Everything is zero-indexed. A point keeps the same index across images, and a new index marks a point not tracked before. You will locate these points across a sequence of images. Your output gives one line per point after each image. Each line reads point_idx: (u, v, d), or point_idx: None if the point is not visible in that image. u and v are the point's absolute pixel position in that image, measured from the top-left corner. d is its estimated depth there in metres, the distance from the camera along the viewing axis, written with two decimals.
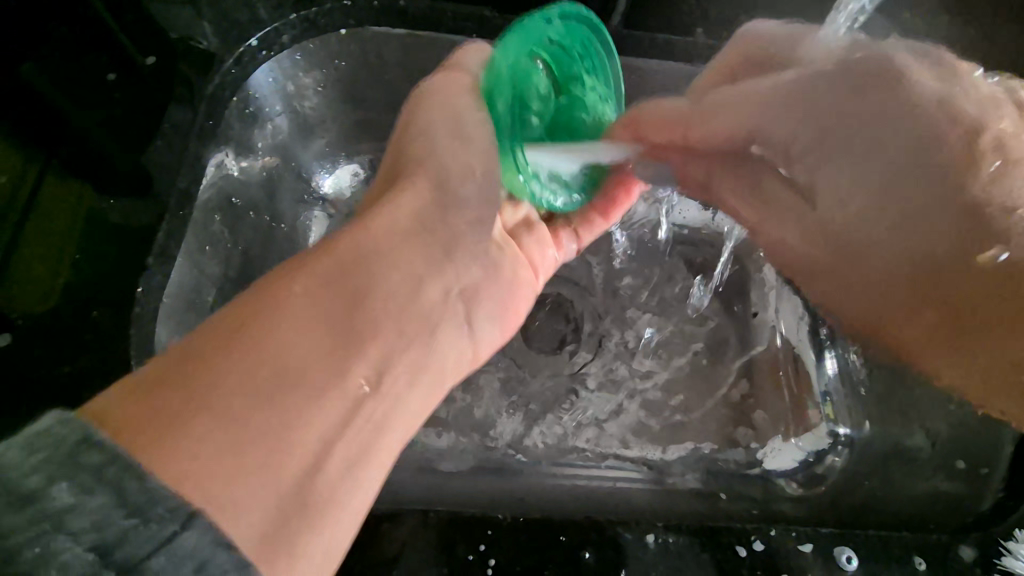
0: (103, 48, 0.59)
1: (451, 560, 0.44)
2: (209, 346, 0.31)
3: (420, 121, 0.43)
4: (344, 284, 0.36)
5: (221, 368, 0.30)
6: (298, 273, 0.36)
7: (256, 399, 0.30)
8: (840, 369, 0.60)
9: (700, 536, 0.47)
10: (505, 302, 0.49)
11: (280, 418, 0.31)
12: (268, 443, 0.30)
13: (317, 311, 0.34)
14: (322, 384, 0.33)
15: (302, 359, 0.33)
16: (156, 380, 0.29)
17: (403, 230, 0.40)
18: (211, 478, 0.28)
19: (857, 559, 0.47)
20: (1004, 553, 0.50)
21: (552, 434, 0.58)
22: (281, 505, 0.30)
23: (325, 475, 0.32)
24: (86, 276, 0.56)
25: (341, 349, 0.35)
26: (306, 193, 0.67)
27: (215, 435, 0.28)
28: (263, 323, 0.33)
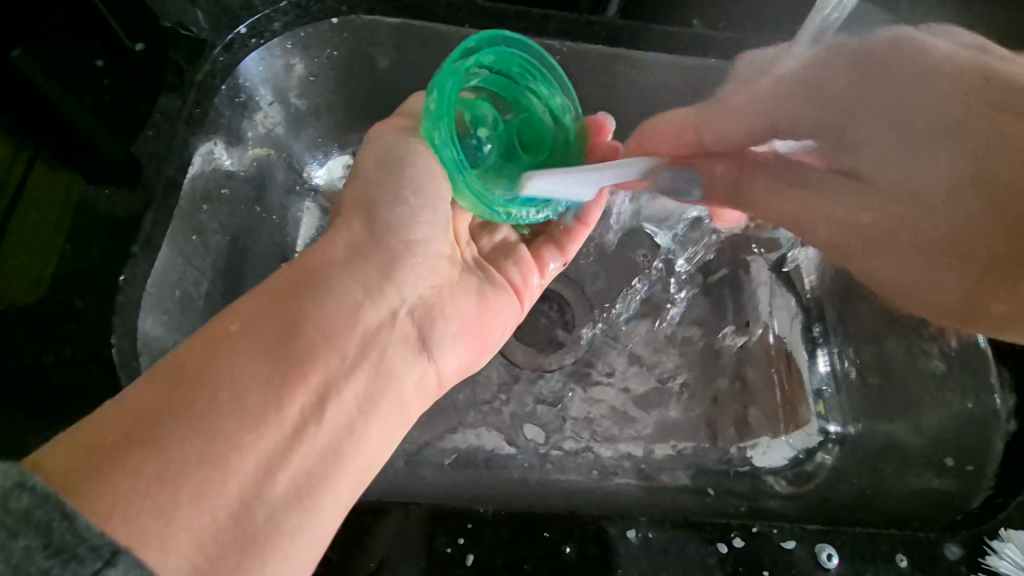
0: (94, 33, 0.57)
1: (430, 552, 0.44)
2: (147, 386, 0.33)
3: (359, 163, 0.47)
4: (280, 321, 0.38)
5: (153, 408, 0.32)
6: (236, 315, 0.38)
7: (188, 434, 0.32)
8: (831, 366, 0.61)
9: (683, 529, 0.46)
10: (469, 320, 0.49)
11: (211, 449, 0.32)
12: (197, 477, 0.31)
13: (253, 349, 0.36)
14: (258, 412, 0.34)
15: (233, 393, 0.34)
16: (97, 424, 0.32)
17: (329, 266, 0.42)
18: (140, 513, 0.29)
19: (839, 557, 0.46)
20: (990, 552, 0.47)
21: (542, 433, 0.58)
22: (214, 539, 0.31)
23: (263, 509, 0.33)
24: (74, 265, 0.56)
25: (276, 380, 0.36)
26: (296, 182, 0.67)
27: (141, 472, 0.30)
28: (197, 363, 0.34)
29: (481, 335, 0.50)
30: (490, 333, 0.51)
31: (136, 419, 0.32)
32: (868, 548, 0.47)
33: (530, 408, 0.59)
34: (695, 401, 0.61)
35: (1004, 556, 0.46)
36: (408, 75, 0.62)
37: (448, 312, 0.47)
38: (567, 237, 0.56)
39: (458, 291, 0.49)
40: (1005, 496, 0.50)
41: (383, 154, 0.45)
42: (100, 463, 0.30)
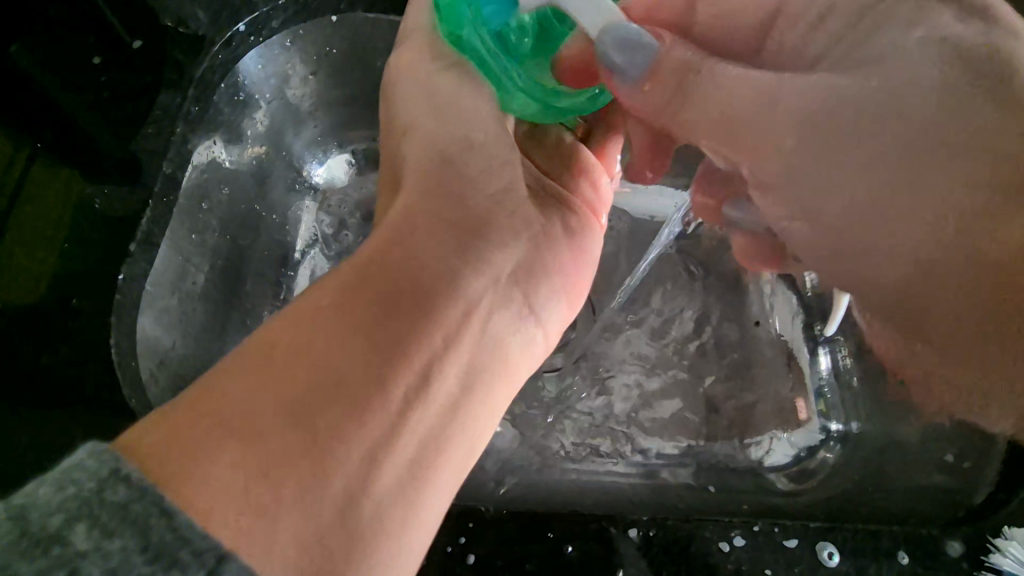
0: (92, 29, 0.58)
1: (430, 550, 0.44)
2: (242, 370, 0.32)
3: (400, 105, 0.43)
4: (376, 297, 0.36)
5: (249, 393, 0.31)
6: (327, 291, 0.36)
7: (288, 429, 0.31)
8: (833, 365, 0.61)
9: (689, 526, 0.46)
10: (568, 275, 0.47)
11: (312, 442, 0.31)
12: (301, 470, 0.30)
13: (349, 334, 0.34)
14: (360, 403, 0.33)
15: (333, 381, 0.33)
16: (197, 408, 0.30)
17: (420, 234, 0.38)
18: (246, 510, 0.28)
19: (840, 555, 0.46)
20: (994, 550, 0.47)
21: (548, 428, 0.59)
22: (322, 538, 0.30)
23: (368, 502, 0.32)
24: (72, 263, 0.55)
25: (375, 367, 0.34)
26: (295, 181, 0.67)
27: (242, 465, 0.29)
28: (293, 355, 0.33)
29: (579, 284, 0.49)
30: (587, 279, 0.50)
31: (234, 404, 0.31)
32: (870, 544, 0.47)
33: (530, 406, 0.60)
34: (694, 399, 0.61)
35: (1008, 554, 0.46)
36: None
37: (550, 266, 0.46)
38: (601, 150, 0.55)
39: (552, 248, 0.46)
40: (1006, 492, 0.50)
41: (436, 98, 0.42)
42: (203, 459, 0.28)
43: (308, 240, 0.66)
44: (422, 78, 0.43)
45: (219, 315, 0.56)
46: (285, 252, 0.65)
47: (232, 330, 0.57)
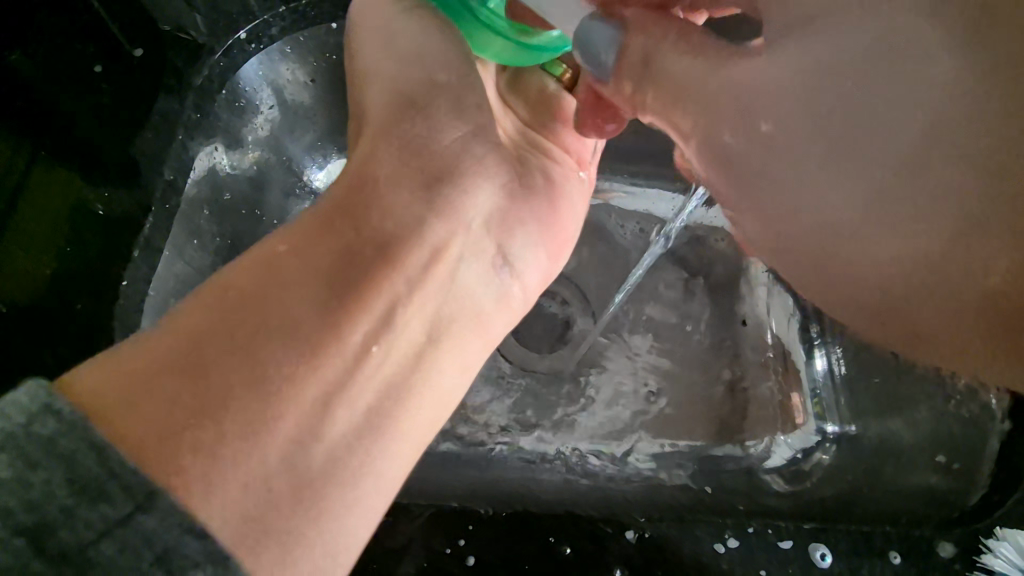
0: (91, 37, 0.58)
1: (430, 552, 0.45)
2: (192, 313, 0.31)
3: (360, 51, 0.42)
4: (333, 241, 0.35)
5: (196, 334, 0.30)
6: (286, 238, 0.35)
7: (237, 372, 0.29)
8: (829, 367, 0.61)
9: (688, 525, 0.48)
10: (548, 223, 0.46)
11: (259, 380, 0.30)
12: (247, 412, 0.29)
13: (305, 277, 0.34)
14: (315, 342, 0.32)
15: (286, 321, 0.32)
16: (142, 351, 0.30)
17: (383, 182, 0.38)
18: (186, 449, 0.27)
19: (832, 557, 0.49)
20: (986, 551, 0.49)
21: (547, 432, 0.58)
22: (270, 485, 0.28)
23: (319, 451, 0.30)
24: (71, 266, 0.56)
25: (331, 306, 0.33)
26: (295, 185, 0.67)
27: (180, 403, 0.28)
28: (242, 300, 0.32)
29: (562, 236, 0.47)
30: (569, 229, 0.48)
31: (180, 343, 0.30)
32: (863, 545, 0.50)
33: (531, 412, 0.60)
34: (697, 405, 0.61)
35: (998, 554, 0.48)
36: None
37: (526, 214, 0.44)
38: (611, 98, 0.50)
39: (534, 193, 0.45)
40: (1001, 493, 0.51)
41: (399, 47, 0.40)
42: (141, 401, 0.27)
43: None
44: (385, 23, 0.41)
45: None
46: None
47: None
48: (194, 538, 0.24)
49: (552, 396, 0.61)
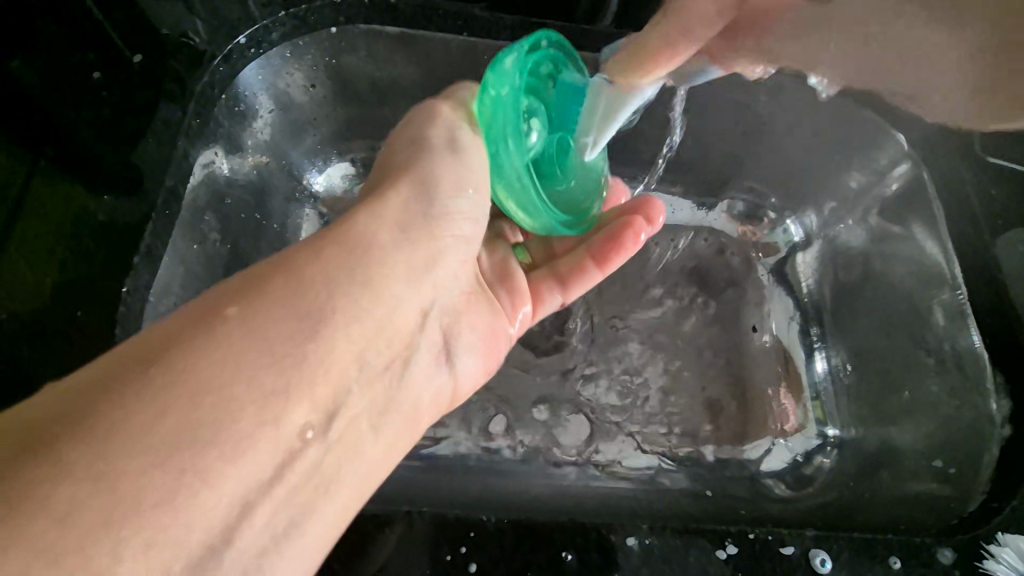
0: (92, 45, 0.58)
1: (432, 559, 0.43)
2: (106, 385, 0.27)
3: (407, 130, 0.44)
4: (294, 315, 0.32)
5: (106, 423, 0.26)
6: (254, 299, 0.32)
7: (157, 460, 0.26)
8: (827, 369, 0.65)
9: (689, 536, 0.45)
10: (485, 349, 0.50)
11: (179, 487, 0.26)
12: (161, 517, 0.26)
13: (258, 353, 0.30)
14: (248, 439, 0.29)
15: (226, 413, 0.28)
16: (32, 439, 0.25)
17: (368, 249, 0.37)
18: (78, 519, 0.23)
19: (833, 563, 0.44)
20: (986, 557, 0.45)
21: (545, 437, 0.59)
22: (176, 574, 0.26)
23: (225, 558, 0.28)
24: (73, 276, 0.56)
25: (280, 396, 0.31)
26: (295, 190, 0.68)
27: (77, 513, 0.24)
28: (167, 381, 0.27)
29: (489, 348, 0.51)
30: (495, 351, 0.52)
31: (81, 433, 0.25)
32: (867, 552, 0.45)
33: (532, 418, 0.60)
34: (699, 413, 0.62)
35: (1001, 561, 0.44)
36: (407, 84, 0.63)
37: (469, 323, 0.47)
38: (569, 278, 0.57)
39: (480, 304, 0.49)
40: (999, 500, 0.48)
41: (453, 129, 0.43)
42: (30, 512, 0.23)
43: None
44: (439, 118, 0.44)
45: None
46: None
47: None
48: None
49: (555, 403, 0.61)
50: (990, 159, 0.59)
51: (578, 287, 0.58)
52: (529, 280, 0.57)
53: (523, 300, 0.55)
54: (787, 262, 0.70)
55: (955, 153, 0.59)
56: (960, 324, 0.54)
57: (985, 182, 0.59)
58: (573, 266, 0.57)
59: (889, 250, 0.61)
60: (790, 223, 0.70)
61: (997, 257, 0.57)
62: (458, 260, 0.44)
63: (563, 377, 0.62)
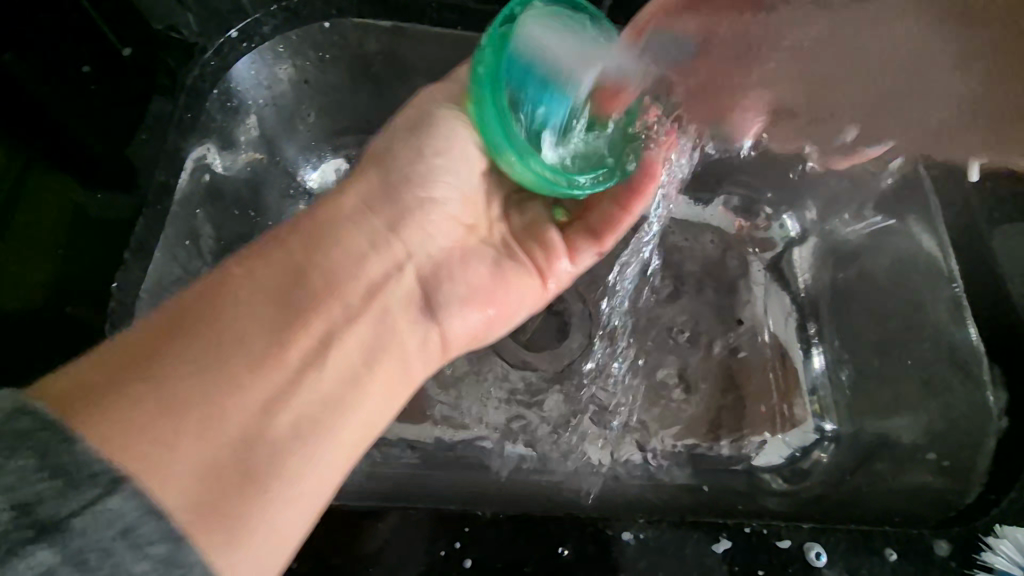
0: (81, 36, 0.56)
1: (425, 554, 0.42)
2: (162, 323, 0.33)
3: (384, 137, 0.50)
4: (289, 261, 0.38)
5: (162, 345, 0.32)
6: (265, 256, 0.38)
7: (189, 373, 0.31)
8: (826, 366, 0.63)
9: (685, 529, 0.44)
10: (489, 290, 0.49)
11: (218, 384, 0.32)
12: (201, 407, 0.31)
13: (255, 296, 0.36)
14: (263, 354, 0.34)
15: (246, 334, 0.34)
16: (108, 364, 0.31)
17: (344, 213, 0.42)
18: (137, 418, 0.29)
19: (828, 556, 0.44)
20: (983, 548, 0.44)
21: (543, 434, 0.59)
22: (222, 453, 0.31)
23: (266, 447, 0.32)
24: (69, 270, 0.55)
25: (285, 322, 0.36)
26: (290, 186, 0.66)
27: (140, 405, 0.30)
28: (200, 316, 0.34)
29: (490, 305, 0.49)
30: (505, 307, 0.50)
31: (145, 352, 0.32)
32: (863, 545, 0.44)
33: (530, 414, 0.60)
34: (696, 409, 0.62)
35: (999, 553, 0.43)
36: (400, 76, 0.63)
37: (461, 271, 0.47)
38: (601, 225, 0.53)
39: (475, 256, 0.49)
40: (998, 492, 0.48)
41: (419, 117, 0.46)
42: (109, 404, 0.29)
43: None
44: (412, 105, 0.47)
45: None
46: None
47: None
48: (155, 521, 0.25)
49: (553, 399, 0.61)
50: None
51: (611, 233, 0.54)
52: (563, 236, 0.54)
53: (555, 255, 0.53)
54: (783, 255, 0.69)
55: None
56: (956, 318, 0.55)
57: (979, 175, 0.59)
58: (602, 216, 0.53)
59: (879, 244, 0.63)
60: (787, 217, 0.70)
61: (993, 250, 0.56)
62: (436, 214, 0.46)
63: (561, 373, 0.62)
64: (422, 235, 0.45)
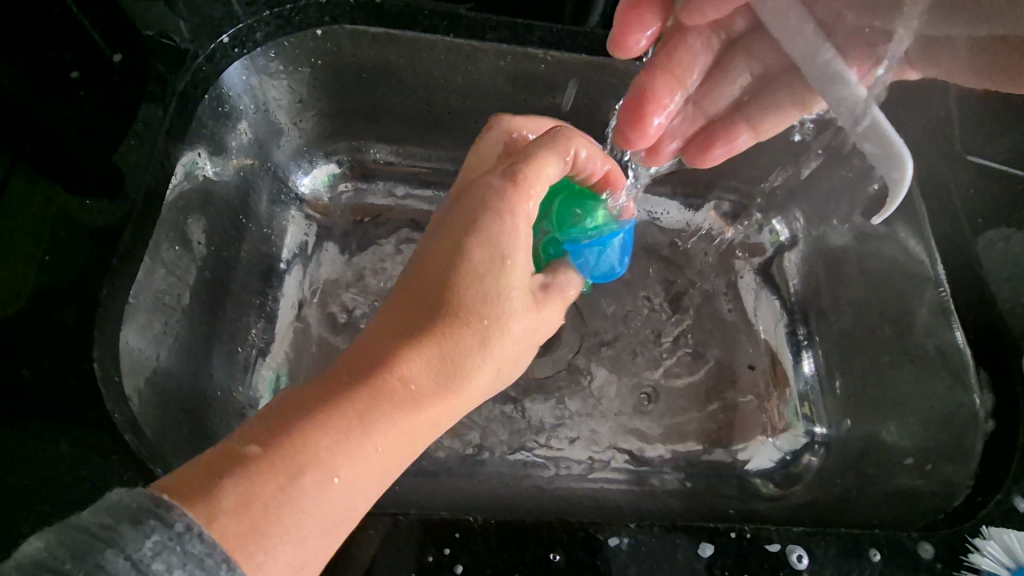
0: (70, 43, 0.57)
1: (418, 564, 0.42)
2: (308, 472, 0.31)
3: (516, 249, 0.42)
4: (414, 427, 0.37)
5: (311, 497, 0.31)
6: (400, 417, 0.36)
7: (325, 531, 0.32)
8: (815, 369, 0.65)
9: (672, 534, 0.44)
10: None
11: (334, 533, 0.32)
12: (323, 552, 0.32)
13: (381, 458, 0.35)
14: (366, 508, 0.35)
15: (364, 495, 0.34)
16: (262, 500, 0.30)
17: (448, 382, 0.40)
18: (281, 563, 0.30)
19: (810, 558, 0.44)
20: (972, 550, 0.44)
21: (540, 442, 0.59)
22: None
23: None
24: (49, 280, 0.49)
25: (387, 481, 0.36)
26: (282, 191, 0.69)
27: (290, 555, 0.30)
28: (341, 473, 0.33)
29: None
30: None
31: (297, 499, 0.31)
32: (850, 547, 0.44)
33: (523, 420, 0.60)
34: (685, 412, 0.62)
35: (986, 554, 0.43)
36: (393, 82, 0.63)
37: None
38: None
39: None
40: (984, 494, 0.47)
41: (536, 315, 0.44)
42: (268, 543, 0.29)
43: (294, 249, 0.69)
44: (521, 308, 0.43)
45: (195, 327, 0.57)
46: (270, 261, 0.67)
47: (219, 339, 0.59)
48: None
49: (551, 404, 0.61)
50: (970, 157, 0.59)
51: None
52: None
53: None
54: (774, 260, 0.70)
55: (936, 153, 0.60)
56: (942, 320, 0.54)
57: (963, 179, 0.59)
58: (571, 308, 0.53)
59: (871, 249, 0.62)
60: (777, 224, 0.71)
61: (977, 254, 0.57)
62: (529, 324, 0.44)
63: (556, 380, 0.62)
64: (515, 355, 0.45)
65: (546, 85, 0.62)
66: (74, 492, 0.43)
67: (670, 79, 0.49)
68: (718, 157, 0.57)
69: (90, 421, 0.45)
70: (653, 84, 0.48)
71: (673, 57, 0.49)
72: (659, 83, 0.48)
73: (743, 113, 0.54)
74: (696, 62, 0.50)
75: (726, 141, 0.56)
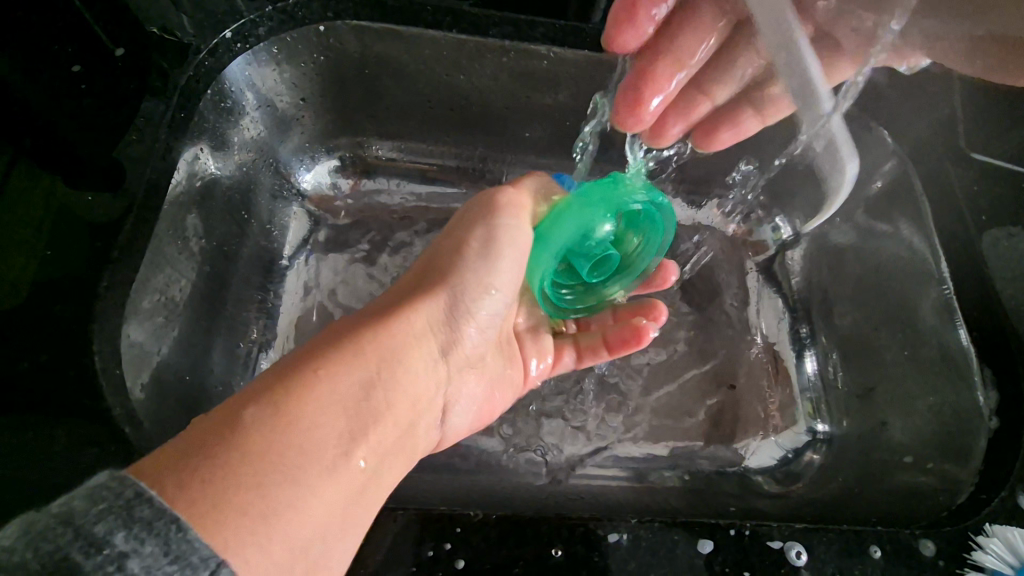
0: (72, 38, 0.57)
1: (417, 559, 0.42)
2: (247, 419, 0.31)
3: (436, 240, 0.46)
4: (363, 368, 0.36)
5: (254, 442, 0.30)
6: (342, 361, 0.36)
7: (277, 476, 0.30)
8: (818, 367, 0.65)
9: (673, 530, 0.44)
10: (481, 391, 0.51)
11: (296, 479, 0.30)
12: (288, 499, 0.30)
13: (333, 405, 0.34)
14: (333, 460, 0.33)
15: (322, 441, 0.32)
16: (200, 454, 0.29)
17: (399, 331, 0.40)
18: (235, 519, 0.27)
19: (808, 556, 0.44)
20: (975, 548, 0.44)
21: (539, 439, 0.59)
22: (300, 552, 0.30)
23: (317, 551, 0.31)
24: (48, 273, 0.49)
25: (350, 432, 0.34)
26: (283, 188, 0.69)
27: (242, 508, 0.28)
28: (284, 414, 0.32)
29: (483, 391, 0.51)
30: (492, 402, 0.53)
31: (237, 447, 0.30)
32: (852, 545, 0.44)
33: (524, 416, 0.60)
34: (686, 410, 0.62)
35: (989, 552, 0.43)
36: (395, 78, 0.63)
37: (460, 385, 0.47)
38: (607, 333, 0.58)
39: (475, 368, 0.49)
40: (988, 492, 0.47)
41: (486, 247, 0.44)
42: (210, 489, 0.28)
43: (295, 246, 0.69)
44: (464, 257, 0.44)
45: (195, 322, 0.57)
46: (271, 257, 0.67)
47: (218, 333, 0.59)
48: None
49: (551, 401, 0.61)
50: (973, 155, 0.59)
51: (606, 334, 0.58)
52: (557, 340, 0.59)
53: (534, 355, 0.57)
54: (776, 258, 0.70)
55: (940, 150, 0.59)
56: (946, 318, 0.54)
57: (967, 177, 0.58)
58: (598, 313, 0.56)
59: (873, 247, 0.62)
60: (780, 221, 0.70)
61: (982, 253, 0.56)
62: (496, 276, 0.45)
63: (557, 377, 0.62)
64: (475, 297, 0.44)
65: (548, 81, 0.62)
66: (70, 484, 0.43)
67: (669, 63, 0.51)
68: (724, 141, 0.59)
69: (89, 412, 0.44)
70: (653, 67, 0.50)
71: (678, 43, 0.50)
72: (657, 67, 0.50)
73: (749, 98, 0.56)
74: (699, 47, 0.51)
75: (732, 126, 0.57)
